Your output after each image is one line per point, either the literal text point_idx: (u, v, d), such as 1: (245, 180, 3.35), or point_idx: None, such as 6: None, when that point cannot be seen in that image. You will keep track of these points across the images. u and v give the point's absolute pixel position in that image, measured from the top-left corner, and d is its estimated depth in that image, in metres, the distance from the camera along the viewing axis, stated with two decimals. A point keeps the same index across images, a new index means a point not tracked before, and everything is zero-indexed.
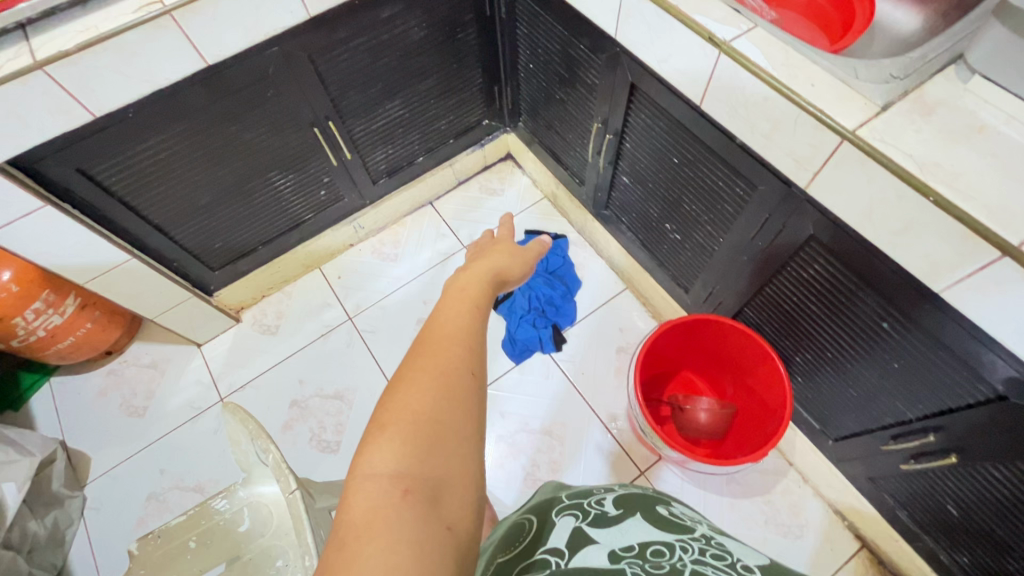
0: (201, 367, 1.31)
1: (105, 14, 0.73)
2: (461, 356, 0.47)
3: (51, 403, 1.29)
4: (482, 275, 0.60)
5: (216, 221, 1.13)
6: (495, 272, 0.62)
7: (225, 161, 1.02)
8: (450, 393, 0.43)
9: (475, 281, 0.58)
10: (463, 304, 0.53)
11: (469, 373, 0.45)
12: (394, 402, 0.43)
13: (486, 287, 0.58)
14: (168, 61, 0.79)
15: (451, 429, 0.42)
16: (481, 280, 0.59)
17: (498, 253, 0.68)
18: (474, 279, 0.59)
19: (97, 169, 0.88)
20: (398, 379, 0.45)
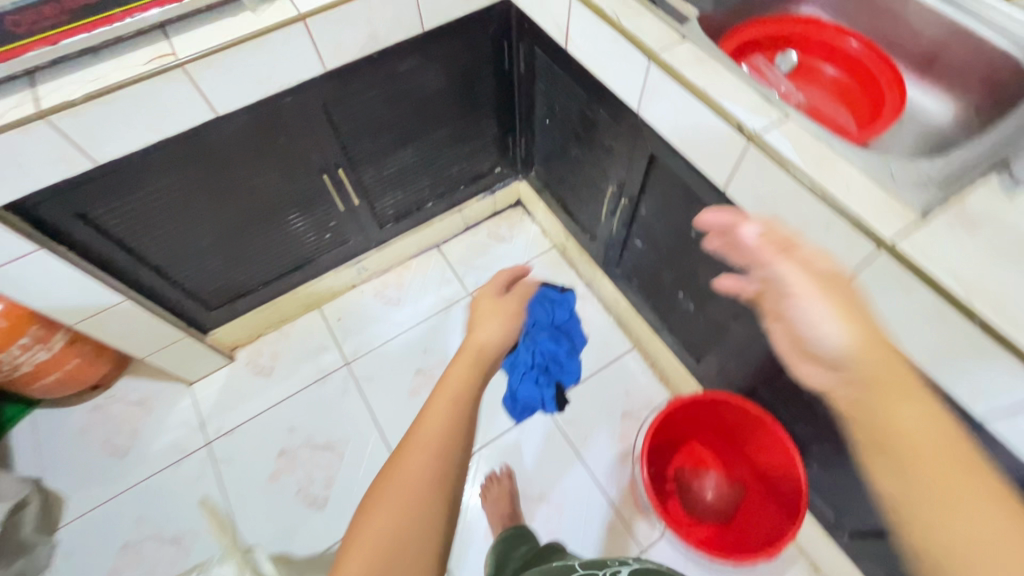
0: (189, 408, 1.26)
1: (116, 65, 0.71)
2: (430, 453, 0.48)
3: (31, 437, 1.23)
4: (471, 366, 0.59)
5: (217, 263, 1.11)
6: (480, 360, 0.62)
7: (230, 204, 1.00)
8: (416, 498, 0.45)
9: (460, 374, 0.57)
10: (441, 403, 0.52)
11: (436, 472, 0.47)
12: (362, 528, 0.44)
13: (473, 381, 0.57)
14: (178, 111, 0.77)
15: (418, 535, 0.44)
16: (467, 371, 0.58)
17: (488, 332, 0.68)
18: (463, 373, 0.58)
19: (100, 215, 0.87)
20: (374, 489, 0.47)
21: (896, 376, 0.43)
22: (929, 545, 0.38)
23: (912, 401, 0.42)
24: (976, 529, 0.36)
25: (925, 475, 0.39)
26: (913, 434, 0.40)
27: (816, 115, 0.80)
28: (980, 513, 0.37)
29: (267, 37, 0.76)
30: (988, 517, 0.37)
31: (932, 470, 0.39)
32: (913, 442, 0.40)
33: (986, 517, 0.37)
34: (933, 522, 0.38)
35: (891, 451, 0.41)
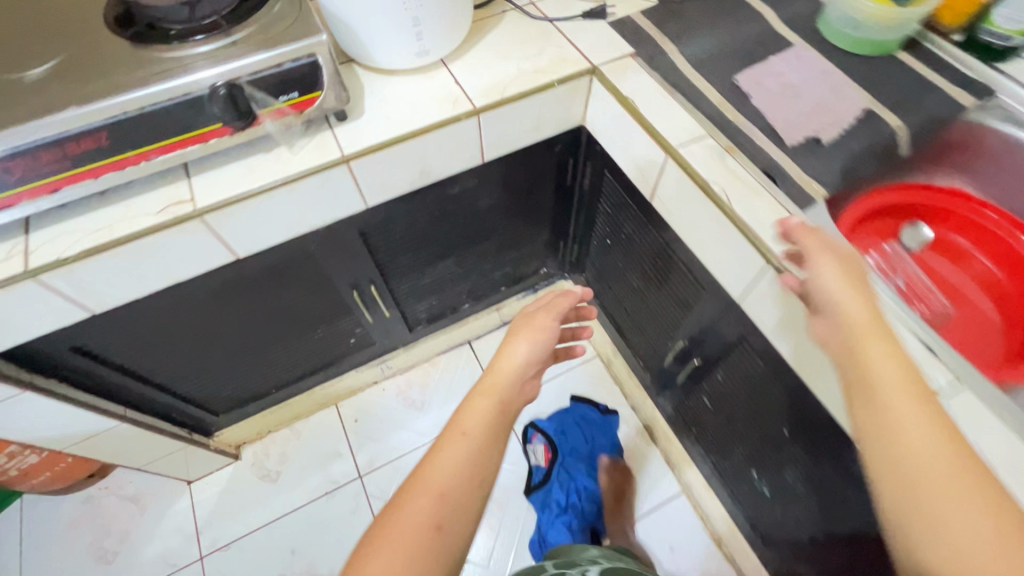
0: (184, 511, 1.15)
1: (123, 212, 0.60)
2: (429, 508, 0.49)
3: (16, 529, 1.13)
4: (490, 389, 0.62)
5: (227, 374, 0.99)
6: (501, 390, 0.62)
7: (247, 323, 0.88)
8: (415, 561, 0.46)
9: (478, 401, 0.60)
10: (459, 430, 0.56)
11: (434, 530, 0.48)
12: (360, 568, 0.45)
13: (488, 413, 0.59)
14: (189, 259, 0.66)
15: None
16: (486, 402, 0.60)
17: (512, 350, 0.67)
18: (482, 405, 0.59)
19: (97, 351, 0.76)
20: (370, 534, 0.48)
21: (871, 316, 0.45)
22: (874, 452, 0.39)
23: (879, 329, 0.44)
24: (906, 424, 0.38)
25: (868, 379, 0.42)
26: (875, 364, 0.42)
27: (952, 315, 0.68)
28: (912, 414, 0.38)
29: (303, 180, 0.64)
30: (920, 418, 0.38)
31: (885, 391, 0.40)
32: (862, 354, 0.43)
33: (929, 435, 0.37)
34: (887, 437, 0.39)
35: (859, 390, 0.42)
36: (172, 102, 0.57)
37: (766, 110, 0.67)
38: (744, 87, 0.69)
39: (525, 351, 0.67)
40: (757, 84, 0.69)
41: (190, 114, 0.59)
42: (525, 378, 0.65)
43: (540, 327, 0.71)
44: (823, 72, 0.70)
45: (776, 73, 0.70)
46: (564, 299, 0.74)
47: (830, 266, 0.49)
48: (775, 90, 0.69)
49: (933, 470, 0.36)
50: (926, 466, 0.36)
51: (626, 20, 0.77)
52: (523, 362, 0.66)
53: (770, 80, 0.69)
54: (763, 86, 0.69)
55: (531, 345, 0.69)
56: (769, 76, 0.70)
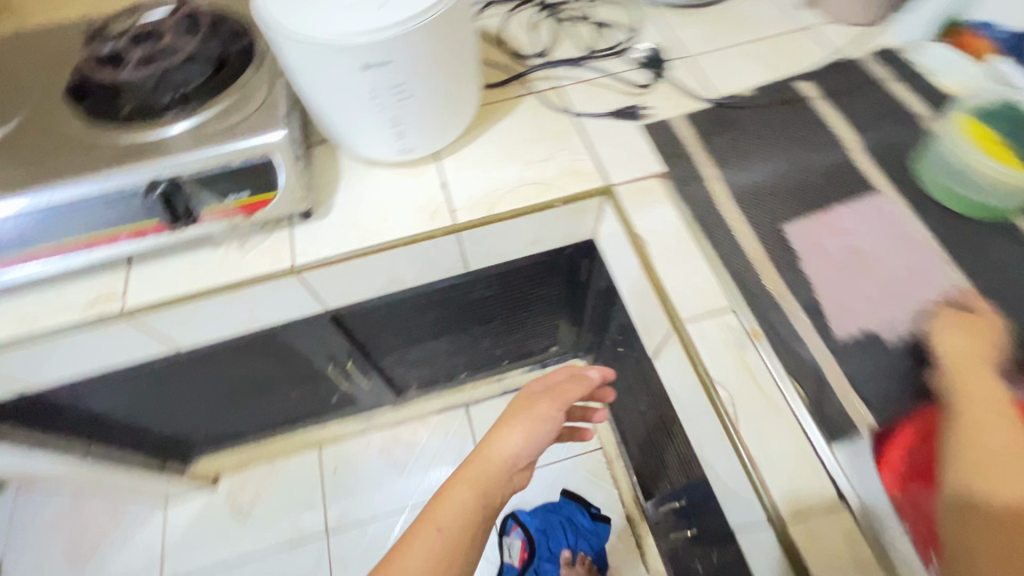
0: (155, 531, 1.15)
1: (52, 303, 0.55)
2: None
3: (7, 514, 1.17)
4: (474, 480, 0.55)
5: (199, 420, 0.96)
6: (484, 484, 0.55)
7: (213, 387, 0.83)
8: None
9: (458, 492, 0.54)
10: (432, 527, 0.51)
11: None
12: None
13: (466, 510, 0.53)
14: (124, 349, 0.60)
15: None
16: (468, 497, 0.54)
17: (505, 439, 0.59)
18: (459, 504, 0.53)
19: (53, 407, 0.74)
20: None
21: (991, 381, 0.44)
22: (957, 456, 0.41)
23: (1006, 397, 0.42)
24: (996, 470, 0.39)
25: (961, 425, 0.42)
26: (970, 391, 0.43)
27: None
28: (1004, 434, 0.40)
29: (247, 288, 0.57)
30: (1009, 440, 0.40)
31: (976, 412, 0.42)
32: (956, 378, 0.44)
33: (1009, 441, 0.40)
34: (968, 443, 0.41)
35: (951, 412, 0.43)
36: (106, 195, 0.51)
37: (818, 283, 0.52)
38: (794, 244, 0.54)
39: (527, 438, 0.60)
40: (814, 243, 0.54)
41: (129, 210, 0.52)
42: (513, 473, 0.58)
43: (542, 417, 0.61)
44: (909, 237, 0.53)
45: (842, 231, 0.54)
46: (573, 388, 0.64)
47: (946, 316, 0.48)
48: (835, 255, 0.53)
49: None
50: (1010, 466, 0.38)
51: (664, 125, 0.63)
52: (514, 457, 0.58)
53: (830, 240, 0.54)
54: (821, 247, 0.53)
55: (527, 435, 0.60)
56: (831, 234, 0.54)
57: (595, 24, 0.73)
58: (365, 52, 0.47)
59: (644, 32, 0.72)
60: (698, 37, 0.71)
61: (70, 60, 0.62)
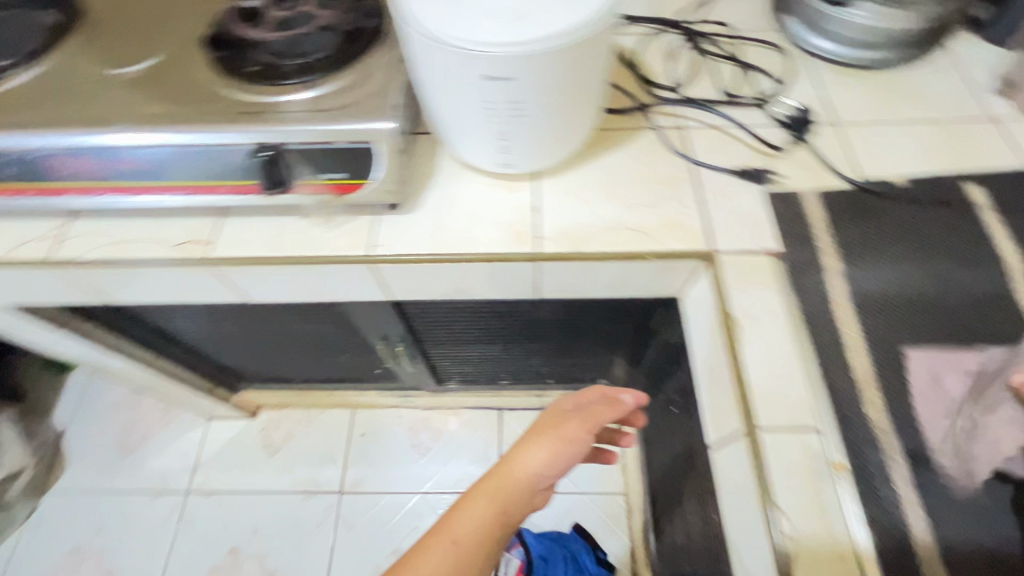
0: (195, 444, 1.23)
1: (147, 234, 0.58)
2: None
3: (80, 388, 1.31)
4: (495, 494, 0.51)
5: (252, 358, 1.00)
6: (505, 499, 0.51)
7: (271, 336, 0.87)
8: None
9: (477, 504, 0.50)
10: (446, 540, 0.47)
11: None
12: None
13: (482, 526, 0.48)
14: (199, 291, 0.63)
15: None
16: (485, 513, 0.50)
17: (529, 455, 0.53)
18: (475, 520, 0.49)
19: (130, 317, 0.79)
20: None
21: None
22: None
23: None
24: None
25: None
26: None
27: None
28: None
29: (320, 265, 0.57)
30: None
31: None
32: None
33: None
34: None
35: None
36: (214, 147, 0.53)
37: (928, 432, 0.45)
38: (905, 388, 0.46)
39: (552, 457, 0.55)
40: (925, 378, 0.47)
41: (231, 165, 0.53)
42: (536, 493, 0.52)
43: (571, 437, 0.55)
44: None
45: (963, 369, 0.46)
46: (606, 410, 0.58)
47: None
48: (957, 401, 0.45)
49: None
50: None
51: (791, 199, 0.56)
52: (539, 475, 0.52)
53: (949, 379, 0.46)
54: (933, 387, 0.46)
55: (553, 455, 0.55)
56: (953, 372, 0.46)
57: (741, 66, 0.66)
58: (494, 65, 0.45)
59: (794, 87, 0.64)
60: (857, 104, 0.63)
61: (217, 7, 0.64)
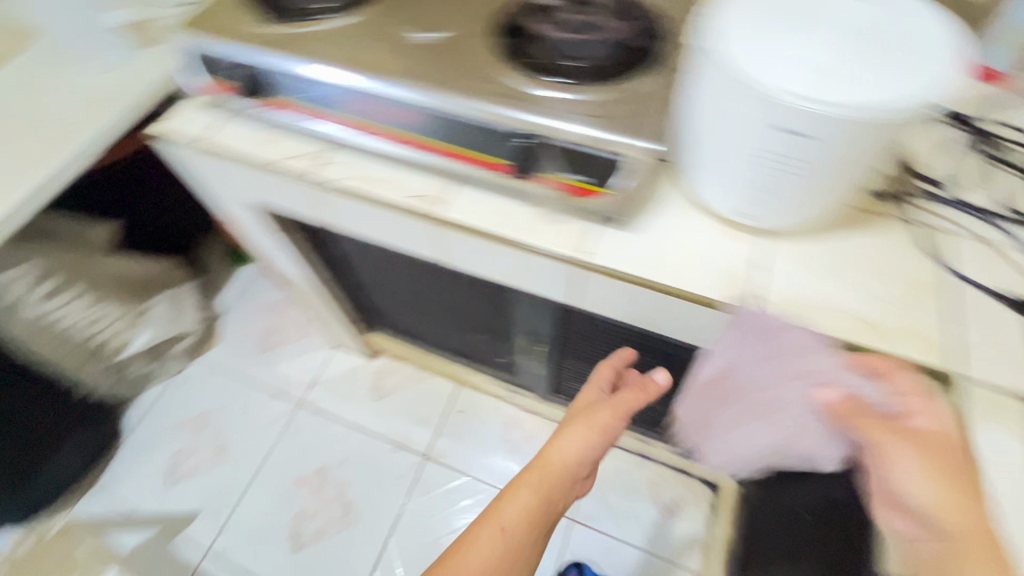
0: (317, 363, 1.36)
1: (391, 177, 0.64)
2: None
3: (245, 282, 1.49)
4: (538, 484, 0.58)
5: (398, 308, 1.08)
6: (547, 485, 0.58)
7: (431, 297, 0.92)
8: None
9: (523, 491, 0.57)
10: (495, 525, 0.55)
11: None
12: None
13: (528, 511, 0.56)
14: (410, 239, 0.68)
15: None
16: (530, 497, 0.57)
17: (565, 445, 0.60)
18: (520, 503, 0.57)
19: (329, 239, 0.89)
20: None
21: (980, 530, 0.40)
22: None
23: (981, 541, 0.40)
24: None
25: None
26: None
27: None
28: None
29: (527, 252, 0.60)
30: None
31: None
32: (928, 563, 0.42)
33: None
34: None
35: None
36: (487, 121, 0.57)
37: (762, 457, 0.59)
38: (679, 416, 0.63)
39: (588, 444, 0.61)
40: (731, 434, 0.58)
41: (492, 140, 0.57)
42: (575, 477, 0.60)
43: (604, 426, 0.61)
44: (641, 399, 0.63)
45: (722, 403, 0.56)
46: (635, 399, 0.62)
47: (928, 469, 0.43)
48: (702, 425, 0.60)
49: None
50: None
51: None
52: (573, 462, 0.59)
53: (744, 434, 0.56)
54: (749, 446, 0.57)
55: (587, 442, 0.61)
56: (754, 424, 0.55)
57: None
58: (782, 114, 0.44)
59: None
60: None
61: None
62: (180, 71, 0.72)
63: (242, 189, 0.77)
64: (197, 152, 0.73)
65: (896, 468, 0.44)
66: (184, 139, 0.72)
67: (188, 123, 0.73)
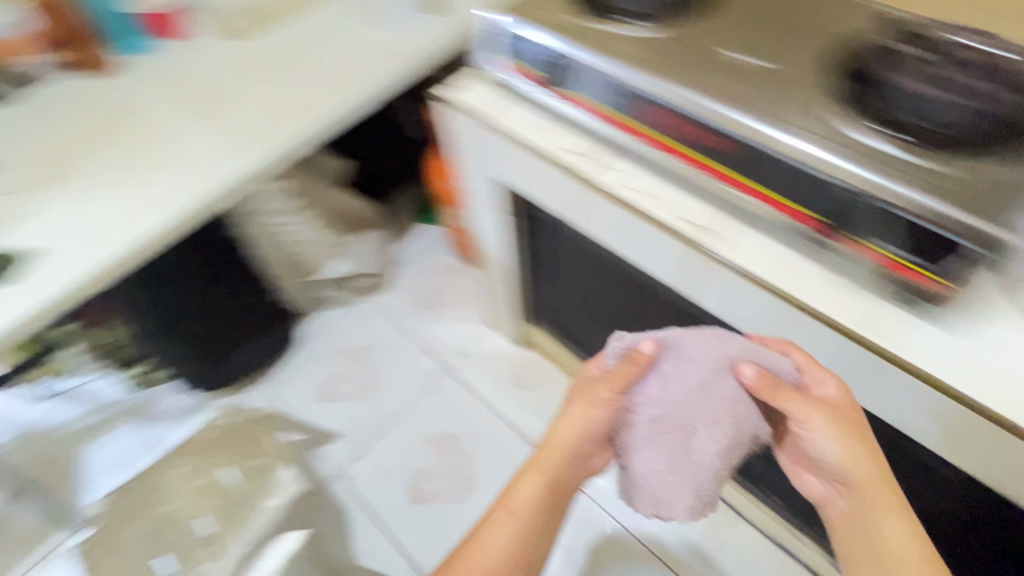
0: (471, 336, 1.41)
1: (669, 198, 0.64)
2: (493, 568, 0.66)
3: (424, 238, 1.57)
4: (543, 467, 0.69)
5: (577, 312, 1.08)
6: (552, 468, 0.68)
7: (630, 313, 0.90)
8: None
9: (530, 478, 0.69)
10: (506, 510, 0.68)
11: None
12: None
13: (535, 493, 0.68)
14: (660, 262, 0.67)
15: None
16: (535, 483, 0.69)
17: (562, 428, 0.66)
18: (529, 488, 0.68)
19: (554, 224, 0.90)
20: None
21: (875, 477, 0.56)
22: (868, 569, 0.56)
23: (885, 488, 0.56)
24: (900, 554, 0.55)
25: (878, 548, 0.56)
26: (890, 542, 0.55)
27: None
28: (900, 534, 0.55)
29: (803, 315, 0.56)
30: (903, 533, 0.55)
31: (885, 535, 0.56)
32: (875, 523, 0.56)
33: (903, 535, 0.55)
34: (881, 552, 0.56)
35: (883, 559, 0.55)
36: (810, 169, 0.53)
37: (727, 466, 0.58)
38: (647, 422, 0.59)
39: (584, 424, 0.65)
40: (677, 475, 0.58)
41: (808, 188, 0.54)
42: (575, 455, 0.67)
43: (601, 401, 0.62)
44: (642, 368, 0.60)
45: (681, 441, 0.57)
46: (631, 372, 0.60)
47: (847, 441, 0.56)
48: (653, 448, 0.61)
49: (901, 564, 0.54)
50: (904, 553, 0.55)
51: None
52: (569, 444, 0.66)
53: (703, 447, 0.57)
54: (708, 456, 0.56)
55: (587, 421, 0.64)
56: (657, 437, 0.58)
57: None
58: None
59: None
60: None
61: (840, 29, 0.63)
62: (477, 43, 0.75)
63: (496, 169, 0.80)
64: (473, 125, 0.77)
65: (818, 439, 0.56)
66: (465, 110, 0.77)
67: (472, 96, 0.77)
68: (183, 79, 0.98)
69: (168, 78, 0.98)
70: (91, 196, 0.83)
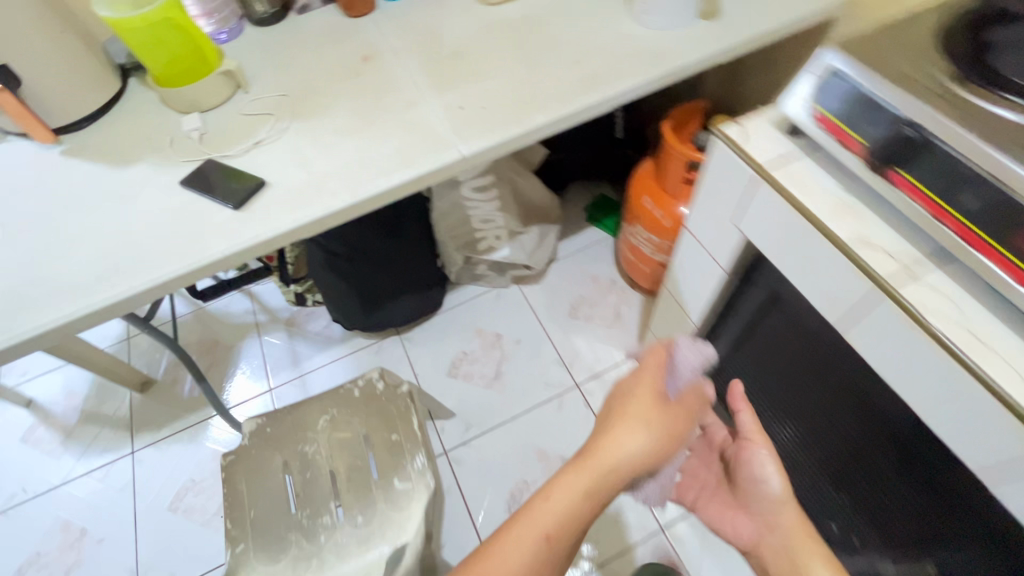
0: (610, 360, 1.31)
1: (1008, 349, 0.49)
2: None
3: (588, 241, 1.48)
4: (593, 486, 0.66)
5: (755, 390, 0.94)
6: (596, 482, 0.67)
7: (837, 426, 0.77)
8: None
9: (571, 486, 0.66)
10: (541, 533, 0.64)
11: None
12: None
13: (574, 509, 0.66)
14: (954, 416, 0.52)
15: None
16: (581, 502, 0.66)
17: (629, 445, 0.68)
18: (572, 507, 0.66)
19: (782, 292, 0.74)
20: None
21: (795, 516, 0.71)
22: None
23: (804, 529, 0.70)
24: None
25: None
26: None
27: None
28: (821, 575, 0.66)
29: None
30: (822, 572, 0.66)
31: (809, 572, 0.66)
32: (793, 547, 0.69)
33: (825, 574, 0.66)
34: None
35: None
36: None
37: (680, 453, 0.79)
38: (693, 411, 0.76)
39: (647, 445, 0.69)
40: None
41: None
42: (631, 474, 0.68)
43: (672, 425, 0.70)
44: (682, 384, 0.73)
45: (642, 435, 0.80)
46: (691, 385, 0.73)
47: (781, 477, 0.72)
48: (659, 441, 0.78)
49: None
50: None
51: None
52: (630, 464, 0.68)
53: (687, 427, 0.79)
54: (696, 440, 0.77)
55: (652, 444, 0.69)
56: None
57: None
58: None
59: None
60: None
61: None
62: (793, 95, 0.62)
63: (762, 232, 0.66)
64: (758, 180, 0.63)
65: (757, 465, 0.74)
66: (758, 161, 0.63)
67: (767, 140, 0.64)
68: (427, 36, 0.96)
69: (413, 32, 0.98)
70: (326, 138, 0.84)
